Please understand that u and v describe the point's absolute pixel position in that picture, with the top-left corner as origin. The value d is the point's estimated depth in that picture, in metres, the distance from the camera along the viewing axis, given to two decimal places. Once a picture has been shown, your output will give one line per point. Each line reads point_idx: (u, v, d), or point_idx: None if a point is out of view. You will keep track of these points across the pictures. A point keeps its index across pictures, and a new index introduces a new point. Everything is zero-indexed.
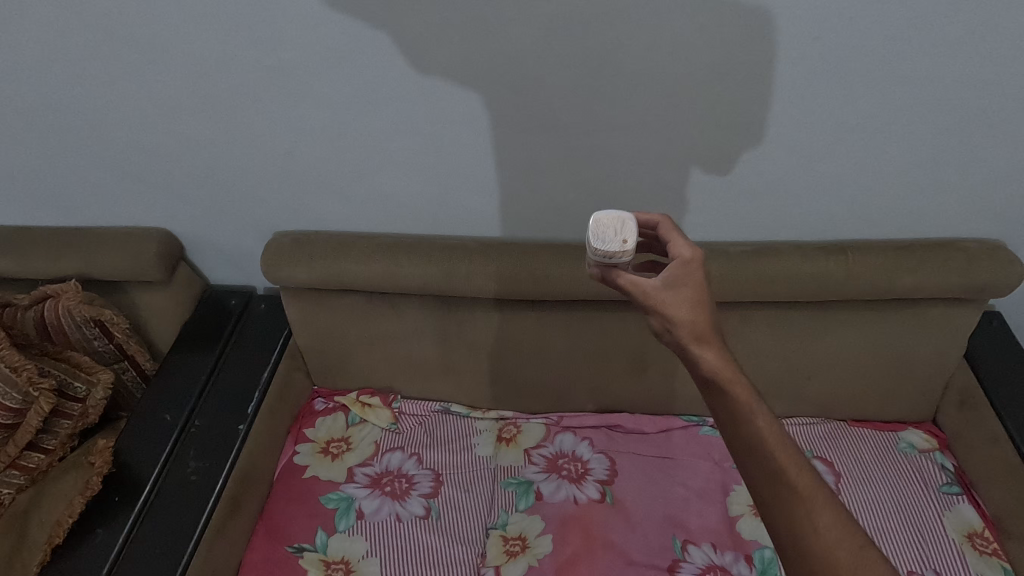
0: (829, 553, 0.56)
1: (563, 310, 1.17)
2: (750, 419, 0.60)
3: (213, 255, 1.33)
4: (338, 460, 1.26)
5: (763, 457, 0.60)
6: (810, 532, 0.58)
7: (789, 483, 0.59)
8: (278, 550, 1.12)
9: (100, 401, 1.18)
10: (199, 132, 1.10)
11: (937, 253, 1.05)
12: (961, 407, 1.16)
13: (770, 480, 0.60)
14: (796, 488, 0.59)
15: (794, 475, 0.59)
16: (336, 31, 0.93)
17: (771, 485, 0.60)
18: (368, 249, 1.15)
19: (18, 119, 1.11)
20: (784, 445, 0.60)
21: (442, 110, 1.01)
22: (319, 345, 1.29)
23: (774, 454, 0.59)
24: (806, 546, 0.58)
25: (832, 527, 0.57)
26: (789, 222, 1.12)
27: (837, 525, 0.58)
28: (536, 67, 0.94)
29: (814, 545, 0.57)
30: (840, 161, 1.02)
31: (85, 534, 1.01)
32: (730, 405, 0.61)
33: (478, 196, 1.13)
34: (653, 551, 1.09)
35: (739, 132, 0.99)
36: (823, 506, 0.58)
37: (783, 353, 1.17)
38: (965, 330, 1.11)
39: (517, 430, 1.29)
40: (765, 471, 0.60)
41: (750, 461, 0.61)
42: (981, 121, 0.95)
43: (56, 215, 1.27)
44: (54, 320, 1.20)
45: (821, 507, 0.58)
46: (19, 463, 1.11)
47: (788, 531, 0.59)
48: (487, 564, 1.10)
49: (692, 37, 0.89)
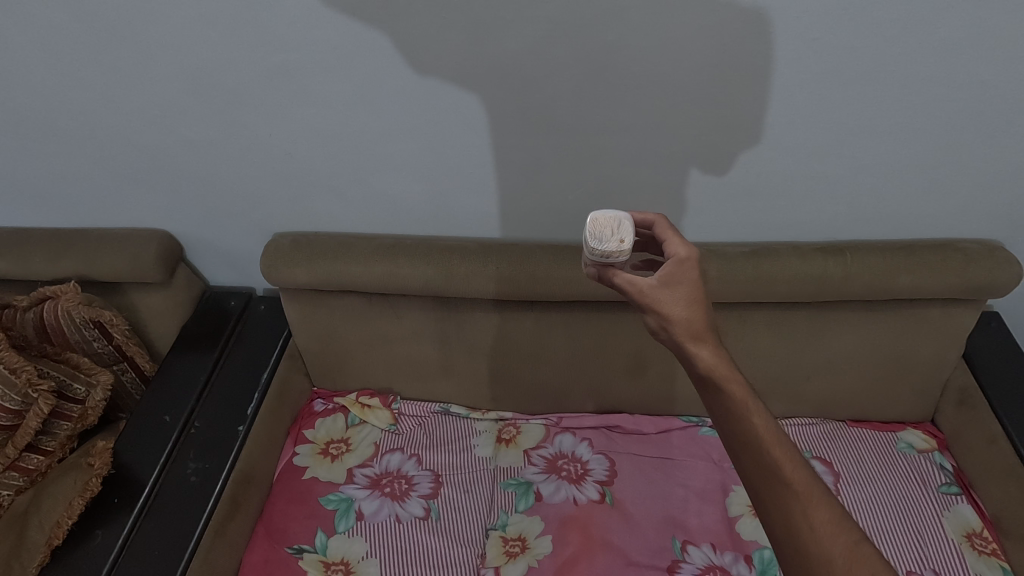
0: (824, 551, 0.57)
1: (563, 310, 1.17)
2: (748, 417, 0.61)
3: (213, 256, 1.33)
4: (338, 461, 1.26)
5: (760, 455, 0.60)
6: (806, 531, 0.58)
7: (785, 482, 0.59)
8: (278, 551, 1.12)
9: (100, 402, 1.19)
10: (199, 132, 1.10)
11: (935, 253, 1.05)
12: (960, 407, 1.16)
13: (767, 479, 0.60)
14: (792, 487, 0.59)
15: (791, 474, 0.59)
16: (335, 31, 0.94)
17: (768, 483, 0.60)
18: (368, 250, 1.15)
19: (18, 120, 1.11)
20: (781, 444, 0.60)
21: (442, 111, 1.02)
22: (318, 346, 1.29)
23: (772, 453, 0.60)
24: (801, 544, 0.58)
25: (827, 523, 0.58)
26: (788, 222, 1.12)
27: (832, 524, 0.58)
28: (535, 68, 0.94)
29: (810, 543, 0.57)
30: (839, 161, 1.02)
31: (85, 535, 1.01)
32: (728, 404, 0.61)
33: (478, 197, 1.13)
34: (652, 551, 1.10)
35: (738, 132, 0.99)
36: (819, 505, 0.59)
37: (782, 354, 1.17)
38: (964, 330, 1.11)
39: (516, 431, 1.30)
40: (762, 469, 0.60)
41: (747, 459, 0.61)
42: (979, 121, 0.95)
43: (56, 216, 1.27)
44: (53, 321, 1.20)
45: (816, 506, 0.58)
46: (19, 465, 1.11)
47: (784, 529, 0.59)
48: (487, 565, 1.10)
49: (691, 38, 0.89)
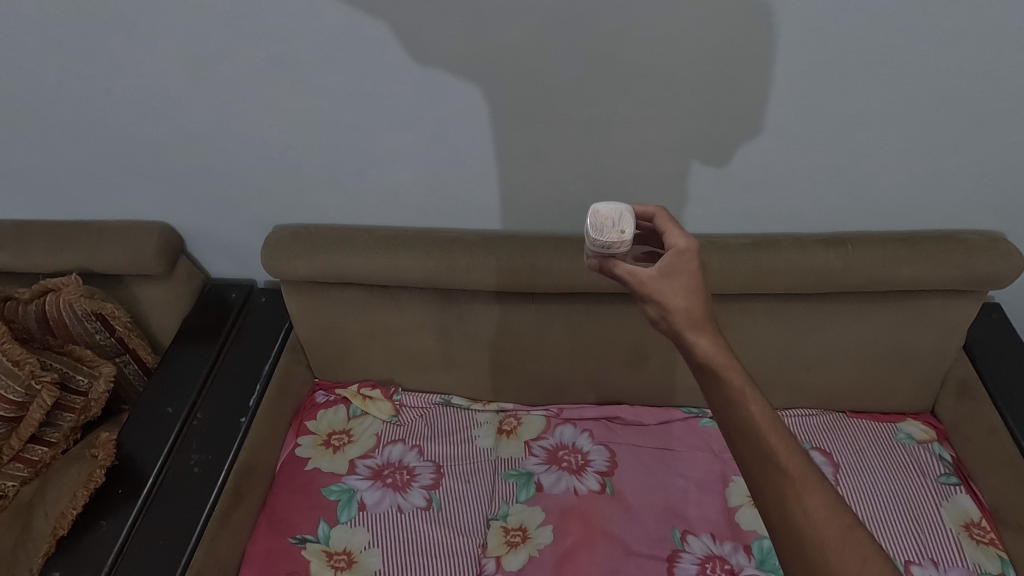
0: (817, 535, 0.57)
1: (563, 302, 1.17)
2: (744, 403, 0.61)
3: (213, 248, 1.33)
4: (340, 452, 1.26)
5: (756, 440, 0.60)
6: (799, 514, 0.59)
7: (781, 467, 0.59)
8: (281, 541, 1.13)
9: (102, 393, 1.20)
10: (198, 124, 1.10)
11: (937, 245, 1.05)
12: (960, 398, 1.16)
13: (763, 464, 0.60)
14: (788, 473, 0.59)
15: (786, 459, 0.59)
16: (336, 23, 0.93)
17: (763, 468, 0.60)
18: (368, 241, 1.15)
19: (17, 112, 1.11)
20: (776, 428, 0.60)
21: (442, 102, 1.01)
22: (319, 339, 1.29)
23: (767, 438, 0.60)
24: (795, 527, 0.58)
25: (821, 508, 0.58)
26: (791, 213, 1.11)
27: (826, 508, 0.59)
28: (535, 59, 0.94)
29: (802, 526, 0.58)
30: (842, 151, 1.01)
31: (90, 526, 1.02)
32: (724, 389, 0.62)
33: (479, 188, 1.13)
34: (652, 541, 1.10)
35: (741, 124, 0.99)
36: (814, 490, 0.59)
37: (782, 346, 1.18)
38: (964, 321, 1.11)
39: (517, 422, 1.30)
40: (758, 454, 0.60)
41: (743, 445, 0.61)
42: (982, 112, 0.94)
43: (56, 209, 1.27)
44: (55, 314, 1.21)
45: (811, 490, 0.59)
46: (24, 456, 1.12)
47: (778, 515, 0.60)
48: (488, 555, 1.11)
49: (693, 28, 0.89)
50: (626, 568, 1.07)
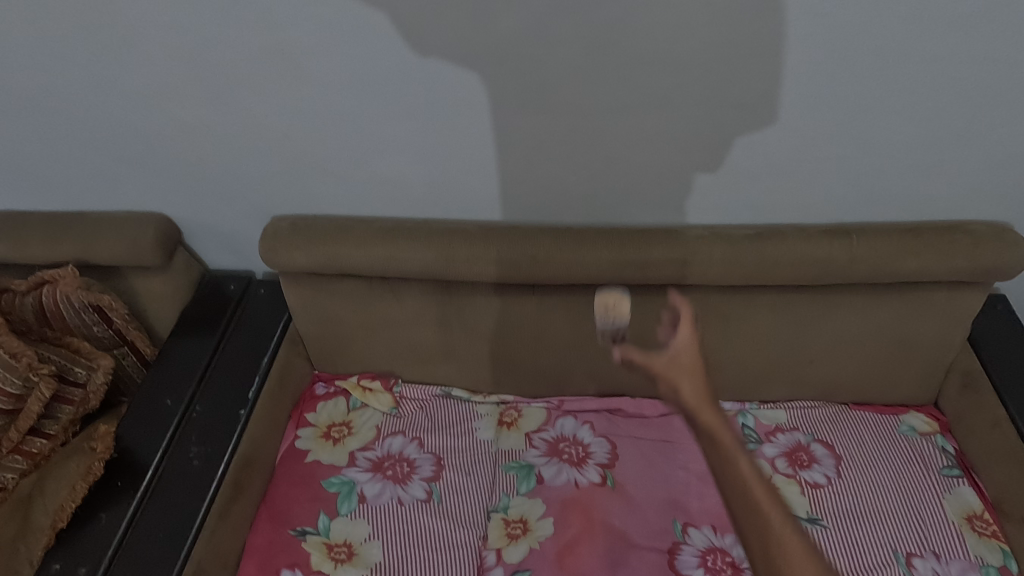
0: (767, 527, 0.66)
1: (564, 294, 1.16)
2: (699, 413, 0.71)
3: (211, 239, 1.31)
4: (340, 444, 1.26)
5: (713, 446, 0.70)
6: (774, 531, 0.66)
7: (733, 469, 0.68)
8: (280, 533, 1.13)
9: (101, 385, 1.19)
10: (194, 114, 1.08)
11: (943, 236, 1.03)
12: (963, 390, 1.15)
13: (720, 467, 0.70)
14: (740, 474, 0.68)
15: (738, 462, 0.68)
16: (334, 10, 0.92)
17: (718, 468, 0.70)
18: (367, 233, 1.13)
19: (13, 101, 1.10)
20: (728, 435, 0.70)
21: (442, 90, 0.99)
22: (318, 331, 1.28)
23: (721, 442, 0.69)
24: (750, 521, 0.67)
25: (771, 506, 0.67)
26: (796, 203, 1.10)
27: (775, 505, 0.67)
28: (536, 46, 0.93)
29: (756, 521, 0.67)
30: (848, 141, 1.00)
31: (88, 519, 1.01)
32: (680, 399, 0.73)
33: (478, 178, 1.11)
34: (653, 533, 1.10)
35: (745, 113, 0.97)
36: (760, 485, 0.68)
37: (784, 337, 1.17)
38: (968, 313, 1.10)
39: (517, 414, 1.30)
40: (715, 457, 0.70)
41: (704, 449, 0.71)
42: (988, 99, 0.93)
43: (52, 199, 1.26)
44: (53, 306, 1.20)
45: (771, 507, 0.67)
46: (23, 448, 1.11)
47: (760, 543, 0.67)
48: (488, 547, 1.11)
49: (697, 13, 0.88)
50: (627, 560, 1.07)
